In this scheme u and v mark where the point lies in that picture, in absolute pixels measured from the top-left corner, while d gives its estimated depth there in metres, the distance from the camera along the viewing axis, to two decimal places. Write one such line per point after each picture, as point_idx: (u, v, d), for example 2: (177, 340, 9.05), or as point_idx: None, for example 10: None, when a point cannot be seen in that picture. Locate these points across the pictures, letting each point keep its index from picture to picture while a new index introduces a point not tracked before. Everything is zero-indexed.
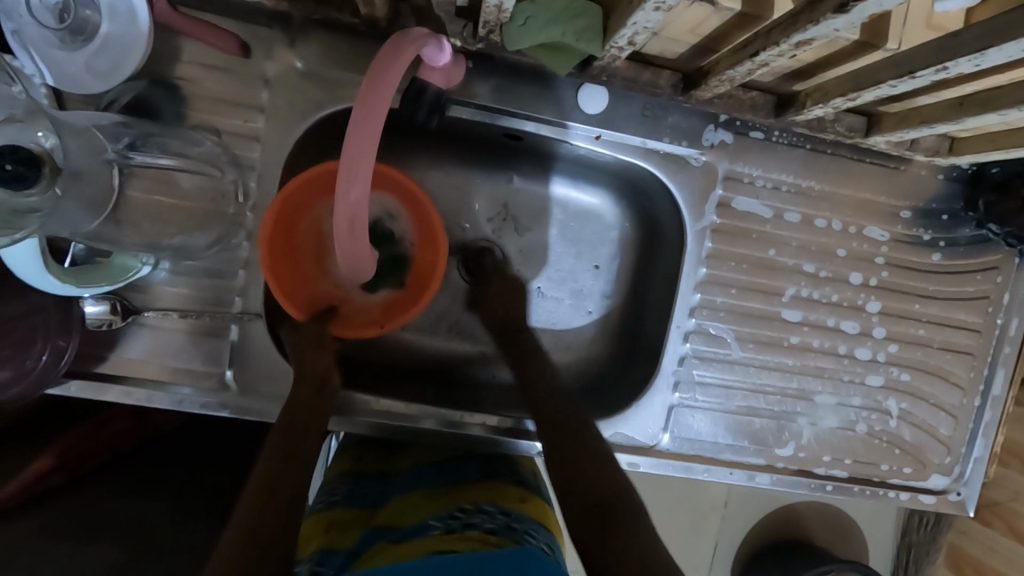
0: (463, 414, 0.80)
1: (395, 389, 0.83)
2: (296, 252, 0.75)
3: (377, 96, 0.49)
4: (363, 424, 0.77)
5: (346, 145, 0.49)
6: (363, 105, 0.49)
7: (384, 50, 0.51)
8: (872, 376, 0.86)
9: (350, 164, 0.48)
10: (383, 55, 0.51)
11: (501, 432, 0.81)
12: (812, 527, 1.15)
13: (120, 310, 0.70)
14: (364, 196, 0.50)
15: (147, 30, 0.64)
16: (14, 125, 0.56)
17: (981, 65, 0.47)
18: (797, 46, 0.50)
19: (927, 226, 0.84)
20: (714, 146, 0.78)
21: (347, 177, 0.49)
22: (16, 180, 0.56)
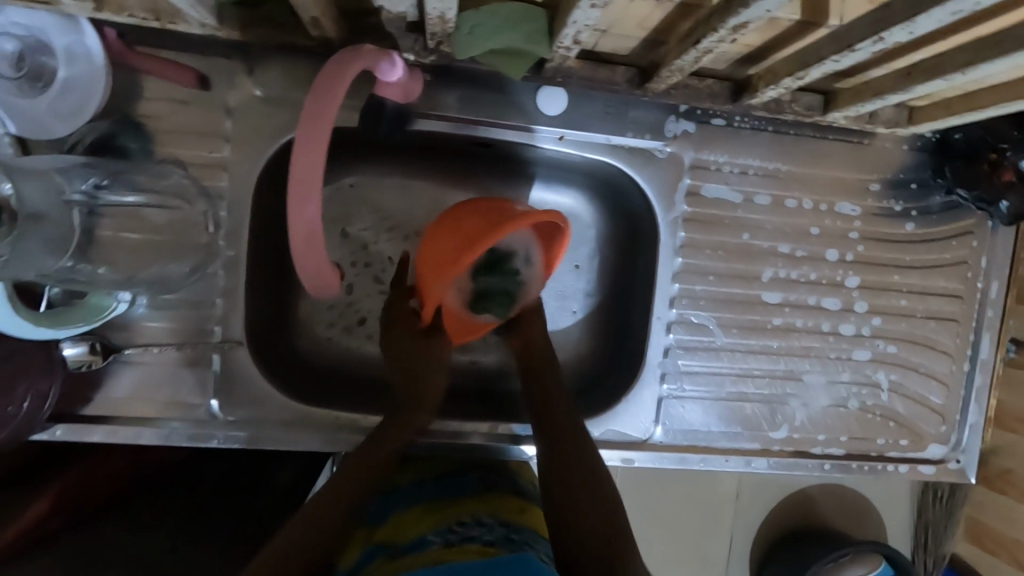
0: (462, 424, 0.81)
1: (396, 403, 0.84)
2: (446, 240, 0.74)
3: (319, 113, 0.50)
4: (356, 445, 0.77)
5: (294, 164, 0.49)
6: (307, 123, 0.50)
7: (324, 69, 0.52)
8: (859, 351, 0.86)
9: (301, 183, 0.49)
10: (325, 74, 0.52)
11: (499, 439, 0.81)
12: (825, 510, 1.14)
13: (100, 349, 0.71)
14: (319, 213, 0.50)
15: (103, 65, 0.65)
16: None
17: (914, 32, 0.48)
18: (734, 31, 0.51)
19: (898, 197, 0.85)
20: (677, 136, 0.79)
21: (299, 197, 0.49)
22: None
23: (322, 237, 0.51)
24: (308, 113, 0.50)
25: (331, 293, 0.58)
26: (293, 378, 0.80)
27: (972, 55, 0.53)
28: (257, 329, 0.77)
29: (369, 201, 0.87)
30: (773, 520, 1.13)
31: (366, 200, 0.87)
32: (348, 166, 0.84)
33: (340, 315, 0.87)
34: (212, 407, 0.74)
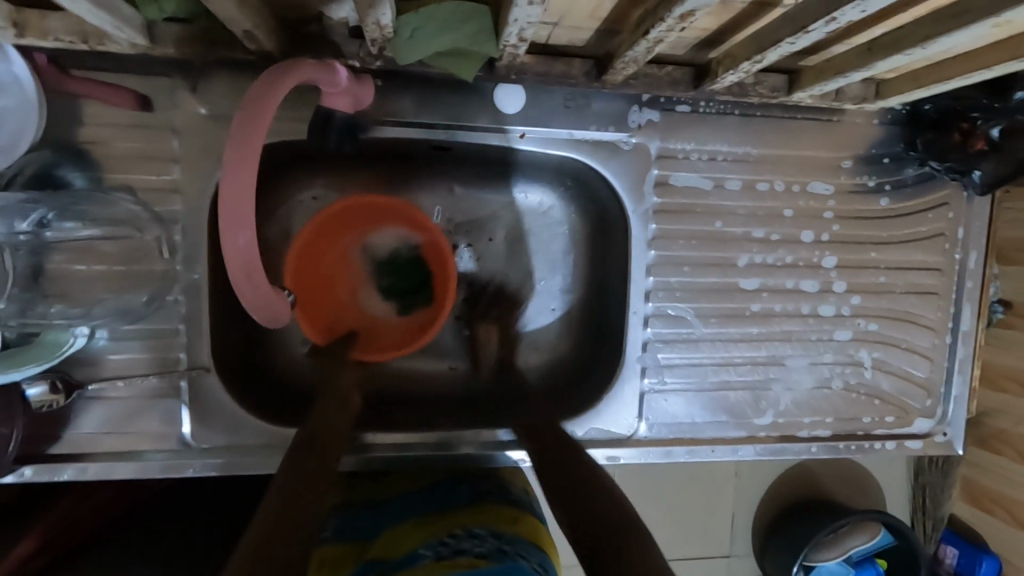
0: (454, 434, 0.78)
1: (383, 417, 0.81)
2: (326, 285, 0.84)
3: (248, 134, 0.48)
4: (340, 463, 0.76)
5: (223, 190, 0.47)
6: (234, 146, 0.47)
7: (252, 88, 0.50)
8: (841, 331, 0.85)
9: (232, 208, 0.47)
10: (253, 93, 0.49)
11: (491, 449, 0.79)
12: (824, 480, 1.15)
13: (62, 386, 0.68)
14: (253, 239, 0.48)
15: (38, 95, 0.63)
16: None
17: (867, 10, 0.45)
18: (681, 20, 0.49)
19: (871, 172, 0.83)
20: (642, 126, 0.77)
21: (232, 223, 0.47)
22: None
23: (259, 265, 0.49)
24: (235, 133, 0.47)
25: (285, 318, 0.57)
26: (271, 400, 0.78)
27: (931, 28, 0.51)
28: (225, 353, 0.75)
29: None
30: (774, 496, 1.13)
31: None
32: (307, 178, 0.81)
33: None
34: (186, 436, 0.72)
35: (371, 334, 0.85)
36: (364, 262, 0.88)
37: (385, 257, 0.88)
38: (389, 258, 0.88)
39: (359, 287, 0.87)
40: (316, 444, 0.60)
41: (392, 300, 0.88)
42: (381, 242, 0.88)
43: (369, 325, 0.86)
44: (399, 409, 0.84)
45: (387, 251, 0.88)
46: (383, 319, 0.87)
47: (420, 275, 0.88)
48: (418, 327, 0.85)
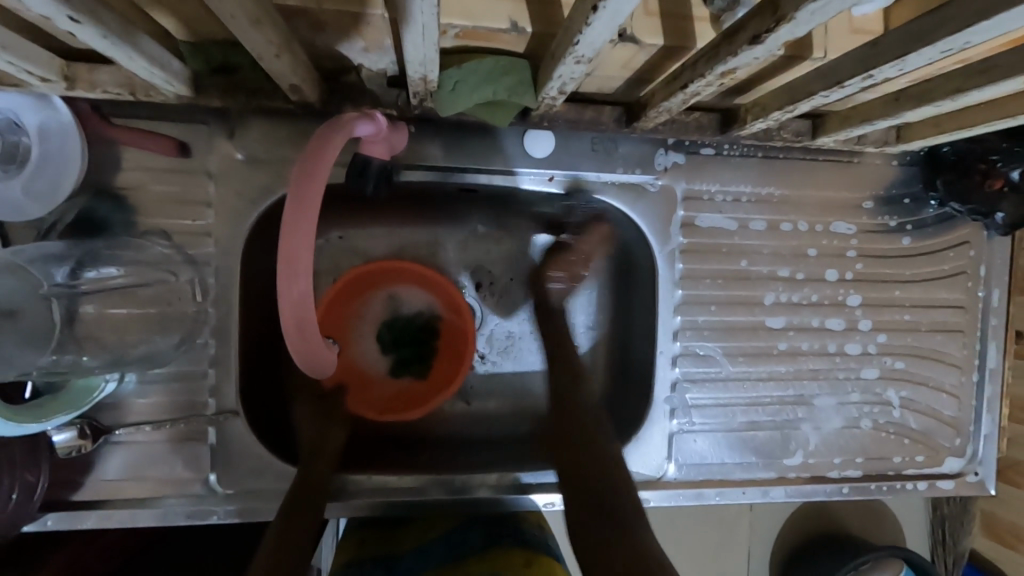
0: (467, 478, 0.76)
1: (393, 459, 0.79)
2: (335, 325, 0.85)
3: (307, 191, 0.49)
4: (347, 509, 0.74)
5: (283, 245, 0.48)
6: (295, 203, 0.48)
7: (312, 142, 0.51)
8: (867, 369, 0.85)
9: (291, 265, 0.48)
10: (313, 147, 0.51)
11: (503, 490, 0.77)
12: (846, 518, 1.12)
13: (90, 432, 0.68)
14: (309, 290, 0.49)
15: (81, 138, 0.64)
16: None
17: (903, 70, 0.47)
18: (722, 77, 0.50)
19: (892, 213, 0.84)
20: (667, 168, 0.78)
21: (289, 274, 0.48)
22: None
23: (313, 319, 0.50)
24: (296, 186, 0.49)
25: (325, 368, 0.57)
26: (285, 442, 0.76)
27: (961, 82, 0.53)
28: (253, 395, 0.74)
29: (360, 251, 0.85)
30: (796, 535, 1.11)
31: (356, 250, 0.85)
32: (336, 220, 0.82)
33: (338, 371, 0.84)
34: (211, 481, 0.71)
35: (358, 384, 0.86)
36: (377, 311, 0.89)
37: (399, 316, 0.90)
38: (406, 318, 0.90)
39: (363, 334, 0.88)
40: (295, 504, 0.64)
41: (389, 360, 0.89)
42: (400, 300, 0.89)
43: (358, 375, 0.87)
44: (409, 452, 0.82)
45: (403, 311, 0.90)
46: (374, 374, 0.88)
47: (429, 348, 0.88)
48: (408, 397, 0.86)
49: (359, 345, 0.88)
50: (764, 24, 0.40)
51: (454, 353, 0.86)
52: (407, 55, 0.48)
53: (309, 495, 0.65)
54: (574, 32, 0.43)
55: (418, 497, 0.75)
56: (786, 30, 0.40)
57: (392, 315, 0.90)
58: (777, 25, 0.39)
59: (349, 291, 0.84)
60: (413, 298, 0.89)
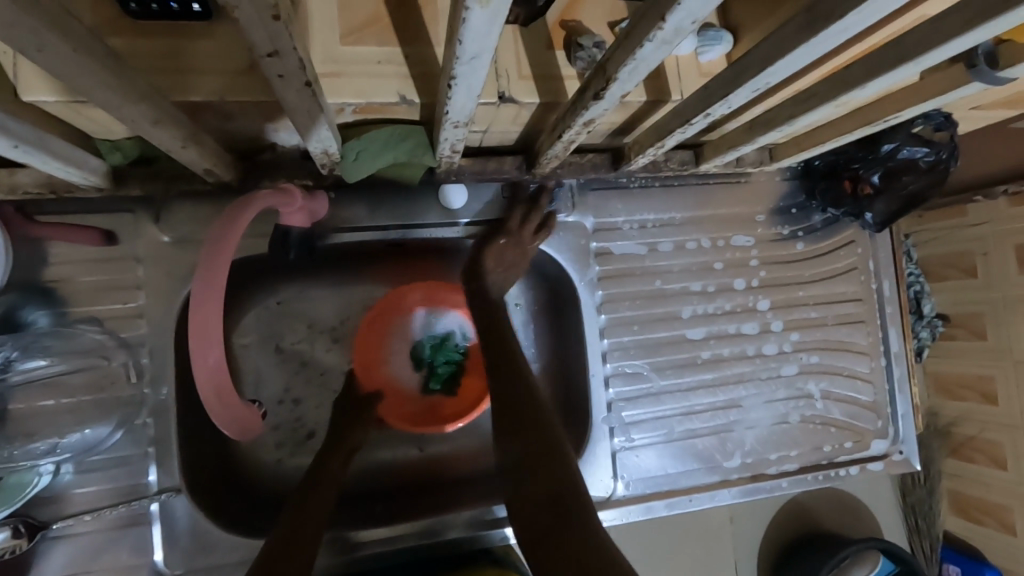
0: (437, 520, 0.80)
1: (375, 510, 0.83)
2: (373, 335, 0.87)
3: (216, 266, 0.54)
4: (328, 564, 0.77)
5: (195, 316, 0.53)
6: (204, 274, 0.54)
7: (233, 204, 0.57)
8: (787, 367, 0.92)
9: (200, 334, 0.53)
10: (233, 210, 0.57)
11: (477, 528, 0.80)
12: (821, 515, 1.09)
13: (25, 530, 0.66)
14: (223, 357, 0.54)
15: (4, 241, 0.66)
16: None
17: (732, 106, 0.55)
18: (586, 125, 0.58)
19: (784, 222, 0.93)
20: (576, 205, 0.85)
21: (202, 342, 0.54)
22: None
23: (227, 385, 0.56)
24: (207, 254, 0.54)
25: (253, 428, 0.62)
26: (235, 509, 0.76)
27: (791, 110, 0.62)
28: (200, 468, 0.75)
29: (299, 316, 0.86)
30: (774, 541, 1.07)
31: (296, 315, 0.86)
32: (272, 286, 0.83)
33: (287, 434, 0.84)
34: (158, 564, 0.70)
35: (390, 394, 0.88)
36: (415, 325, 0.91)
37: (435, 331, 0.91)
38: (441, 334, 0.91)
39: (395, 351, 0.90)
40: (304, 511, 0.67)
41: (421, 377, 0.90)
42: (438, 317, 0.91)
43: (389, 390, 0.88)
44: (386, 502, 0.85)
45: (439, 328, 0.91)
46: (407, 386, 0.90)
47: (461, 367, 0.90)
48: (438, 411, 0.87)
49: (392, 360, 0.90)
50: (600, 82, 0.48)
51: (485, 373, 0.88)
52: (305, 137, 0.54)
53: (319, 494, 0.70)
54: (444, 103, 0.50)
55: (395, 542, 0.79)
56: (616, 87, 0.47)
57: (429, 329, 0.91)
58: (607, 84, 0.47)
59: (391, 304, 0.87)
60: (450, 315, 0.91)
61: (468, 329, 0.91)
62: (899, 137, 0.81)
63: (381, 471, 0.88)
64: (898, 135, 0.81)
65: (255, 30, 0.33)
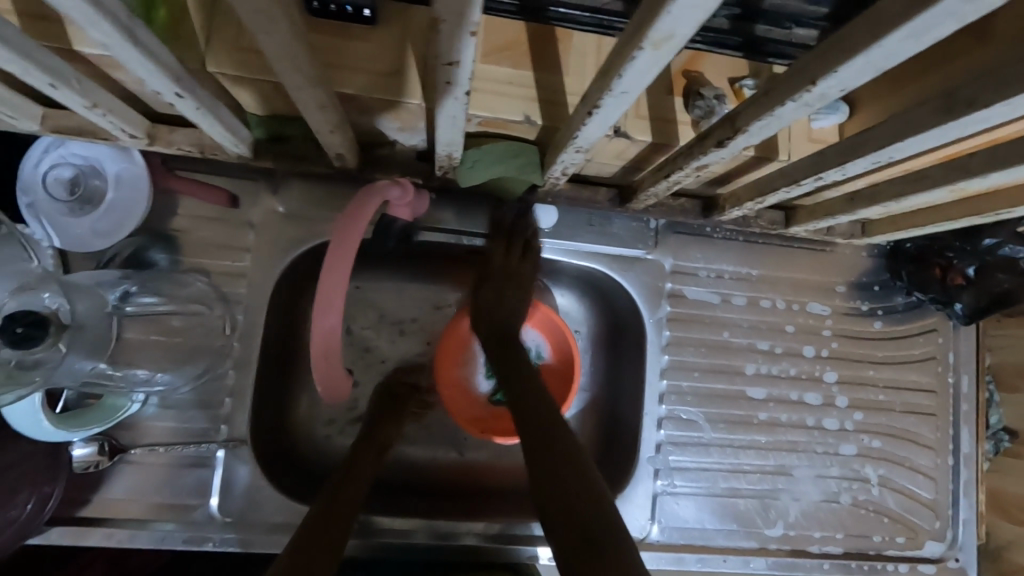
0: (454, 525, 0.82)
1: (404, 503, 0.86)
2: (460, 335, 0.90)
3: (342, 246, 0.62)
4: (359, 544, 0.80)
5: (321, 285, 0.61)
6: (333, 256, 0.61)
7: (350, 210, 0.64)
8: (845, 445, 0.89)
9: (325, 301, 0.61)
10: (352, 214, 0.63)
11: (492, 540, 0.82)
12: None
13: (108, 449, 0.73)
14: (337, 325, 0.61)
15: (149, 192, 0.73)
16: (26, 291, 0.63)
17: (847, 174, 0.56)
18: (698, 169, 0.60)
19: (863, 298, 0.92)
20: (657, 245, 0.87)
21: (323, 311, 0.61)
22: (27, 341, 0.61)
23: (335, 347, 0.63)
24: (336, 243, 0.62)
25: (342, 392, 0.69)
26: (285, 474, 0.80)
27: (899, 188, 0.62)
28: (261, 426, 0.80)
29: (374, 303, 0.91)
30: None
31: (373, 301, 0.90)
32: (356, 270, 0.89)
33: (341, 412, 0.88)
34: (210, 509, 0.75)
35: (457, 392, 0.90)
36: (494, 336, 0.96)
37: None
38: None
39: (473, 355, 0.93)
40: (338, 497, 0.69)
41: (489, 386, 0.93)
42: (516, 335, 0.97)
43: (459, 388, 0.90)
44: (417, 498, 0.87)
45: None
46: (474, 392, 0.92)
47: None
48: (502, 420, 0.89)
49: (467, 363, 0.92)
50: (726, 133, 0.50)
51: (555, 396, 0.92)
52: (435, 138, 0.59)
53: (353, 478, 0.73)
54: (574, 129, 0.53)
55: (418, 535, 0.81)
56: (743, 138, 0.49)
57: None
58: (735, 134, 0.49)
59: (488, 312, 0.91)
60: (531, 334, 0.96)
61: (545, 349, 0.96)
62: (1004, 234, 0.79)
63: (422, 466, 0.91)
64: (1003, 231, 0.79)
65: (448, 41, 0.38)
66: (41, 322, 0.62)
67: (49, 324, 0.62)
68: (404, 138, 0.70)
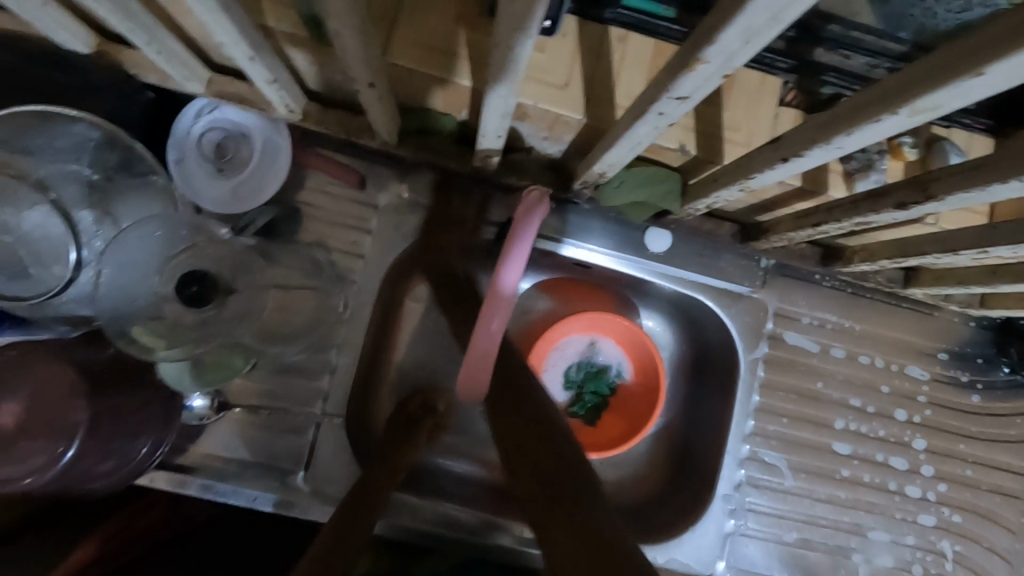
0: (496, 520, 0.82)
1: (472, 498, 0.87)
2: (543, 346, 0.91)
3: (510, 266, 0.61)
4: (396, 525, 0.79)
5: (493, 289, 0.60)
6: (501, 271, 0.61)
7: (515, 228, 0.61)
8: (924, 515, 0.87)
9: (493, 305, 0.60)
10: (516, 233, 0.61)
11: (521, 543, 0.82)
12: None
13: (217, 405, 0.75)
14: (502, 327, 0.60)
15: (287, 167, 0.75)
16: (190, 252, 0.69)
17: (1017, 252, 0.55)
18: (857, 224, 0.59)
19: (963, 368, 0.89)
20: (764, 285, 0.86)
21: (490, 313, 0.60)
22: (196, 300, 0.68)
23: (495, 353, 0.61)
24: (507, 257, 0.60)
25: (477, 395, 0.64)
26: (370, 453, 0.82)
27: None
28: (355, 404, 0.82)
29: None
30: None
31: None
32: None
33: None
34: (300, 476, 0.77)
35: None
36: (578, 350, 0.96)
37: (593, 362, 0.97)
38: (596, 366, 0.96)
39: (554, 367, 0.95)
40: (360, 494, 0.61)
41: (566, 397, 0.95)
42: (601, 351, 0.97)
43: None
44: (466, 494, 0.87)
45: (597, 360, 0.96)
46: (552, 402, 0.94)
47: (607, 402, 0.95)
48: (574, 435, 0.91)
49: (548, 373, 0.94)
50: (913, 195, 0.50)
51: (630, 418, 0.93)
52: (598, 158, 0.60)
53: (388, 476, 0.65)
54: (751, 170, 0.53)
55: (452, 530, 0.80)
56: (932, 204, 0.49)
57: (590, 357, 0.97)
58: (925, 200, 0.49)
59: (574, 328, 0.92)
60: (616, 352, 0.96)
61: (626, 370, 0.96)
62: None
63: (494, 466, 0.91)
64: None
65: (691, 79, 0.38)
66: (212, 285, 0.69)
67: (219, 288, 0.70)
68: (545, 147, 0.71)
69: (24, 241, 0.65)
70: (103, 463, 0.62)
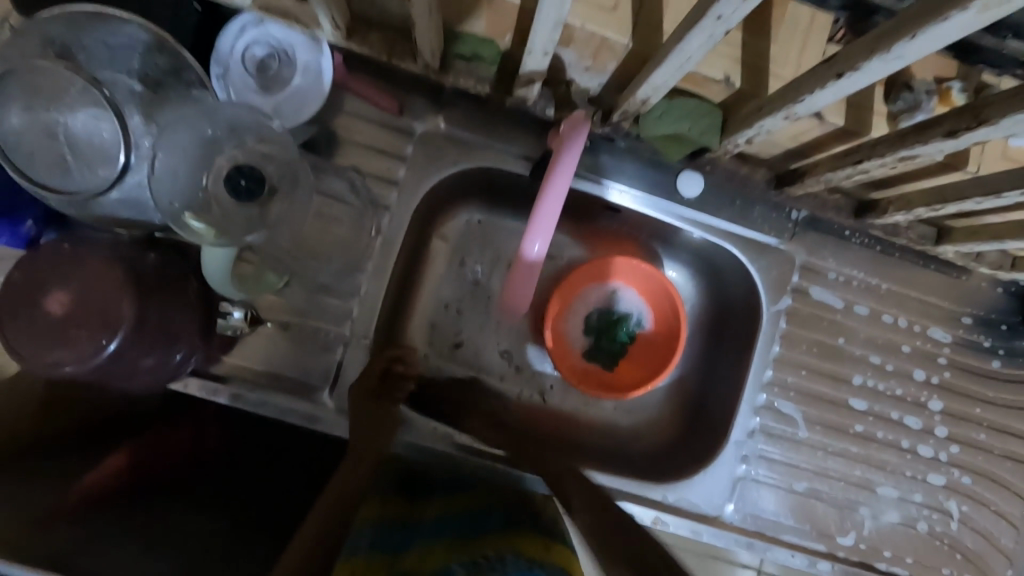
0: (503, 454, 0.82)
1: None
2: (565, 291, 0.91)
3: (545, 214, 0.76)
4: (406, 443, 0.80)
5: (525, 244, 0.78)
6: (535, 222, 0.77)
7: (546, 180, 0.74)
8: (935, 475, 0.88)
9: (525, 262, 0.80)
10: (546, 185, 0.74)
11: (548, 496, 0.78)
12: None
13: (251, 317, 0.74)
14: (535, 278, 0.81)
15: (329, 86, 0.75)
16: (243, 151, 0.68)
17: None
18: (901, 160, 0.59)
19: (987, 333, 0.89)
20: (794, 238, 0.86)
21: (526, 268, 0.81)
22: (247, 194, 0.67)
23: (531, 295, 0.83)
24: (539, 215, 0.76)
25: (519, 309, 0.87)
26: None
27: None
28: (380, 330, 0.84)
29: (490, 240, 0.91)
30: None
31: (490, 238, 0.91)
32: (482, 202, 0.90)
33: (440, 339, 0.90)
34: (326, 393, 0.79)
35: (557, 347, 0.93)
36: (598, 297, 0.96)
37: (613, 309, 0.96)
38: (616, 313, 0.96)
39: (575, 312, 0.95)
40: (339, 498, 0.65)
41: (587, 343, 0.95)
42: (621, 299, 0.97)
43: (558, 342, 0.92)
44: None
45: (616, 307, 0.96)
46: (571, 347, 0.94)
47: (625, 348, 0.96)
48: (593, 378, 0.92)
49: (568, 319, 0.94)
50: (963, 122, 0.50)
51: (649, 365, 0.94)
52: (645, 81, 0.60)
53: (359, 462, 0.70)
54: (799, 94, 0.53)
55: (462, 454, 0.81)
56: (983, 131, 0.49)
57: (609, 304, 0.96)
58: (977, 125, 0.49)
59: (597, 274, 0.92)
60: (637, 300, 0.96)
61: (647, 319, 0.96)
62: None
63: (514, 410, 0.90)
64: None
65: None
66: (261, 182, 0.68)
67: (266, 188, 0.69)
68: (587, 79, 0.71)
69: (71, 142, 0.67)
70: (145, 360, 0.66)
